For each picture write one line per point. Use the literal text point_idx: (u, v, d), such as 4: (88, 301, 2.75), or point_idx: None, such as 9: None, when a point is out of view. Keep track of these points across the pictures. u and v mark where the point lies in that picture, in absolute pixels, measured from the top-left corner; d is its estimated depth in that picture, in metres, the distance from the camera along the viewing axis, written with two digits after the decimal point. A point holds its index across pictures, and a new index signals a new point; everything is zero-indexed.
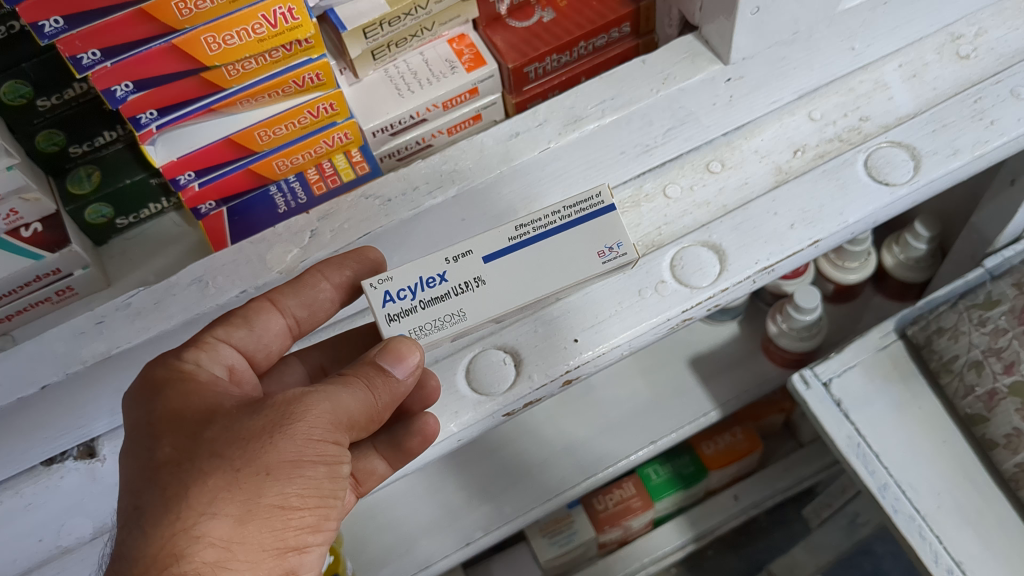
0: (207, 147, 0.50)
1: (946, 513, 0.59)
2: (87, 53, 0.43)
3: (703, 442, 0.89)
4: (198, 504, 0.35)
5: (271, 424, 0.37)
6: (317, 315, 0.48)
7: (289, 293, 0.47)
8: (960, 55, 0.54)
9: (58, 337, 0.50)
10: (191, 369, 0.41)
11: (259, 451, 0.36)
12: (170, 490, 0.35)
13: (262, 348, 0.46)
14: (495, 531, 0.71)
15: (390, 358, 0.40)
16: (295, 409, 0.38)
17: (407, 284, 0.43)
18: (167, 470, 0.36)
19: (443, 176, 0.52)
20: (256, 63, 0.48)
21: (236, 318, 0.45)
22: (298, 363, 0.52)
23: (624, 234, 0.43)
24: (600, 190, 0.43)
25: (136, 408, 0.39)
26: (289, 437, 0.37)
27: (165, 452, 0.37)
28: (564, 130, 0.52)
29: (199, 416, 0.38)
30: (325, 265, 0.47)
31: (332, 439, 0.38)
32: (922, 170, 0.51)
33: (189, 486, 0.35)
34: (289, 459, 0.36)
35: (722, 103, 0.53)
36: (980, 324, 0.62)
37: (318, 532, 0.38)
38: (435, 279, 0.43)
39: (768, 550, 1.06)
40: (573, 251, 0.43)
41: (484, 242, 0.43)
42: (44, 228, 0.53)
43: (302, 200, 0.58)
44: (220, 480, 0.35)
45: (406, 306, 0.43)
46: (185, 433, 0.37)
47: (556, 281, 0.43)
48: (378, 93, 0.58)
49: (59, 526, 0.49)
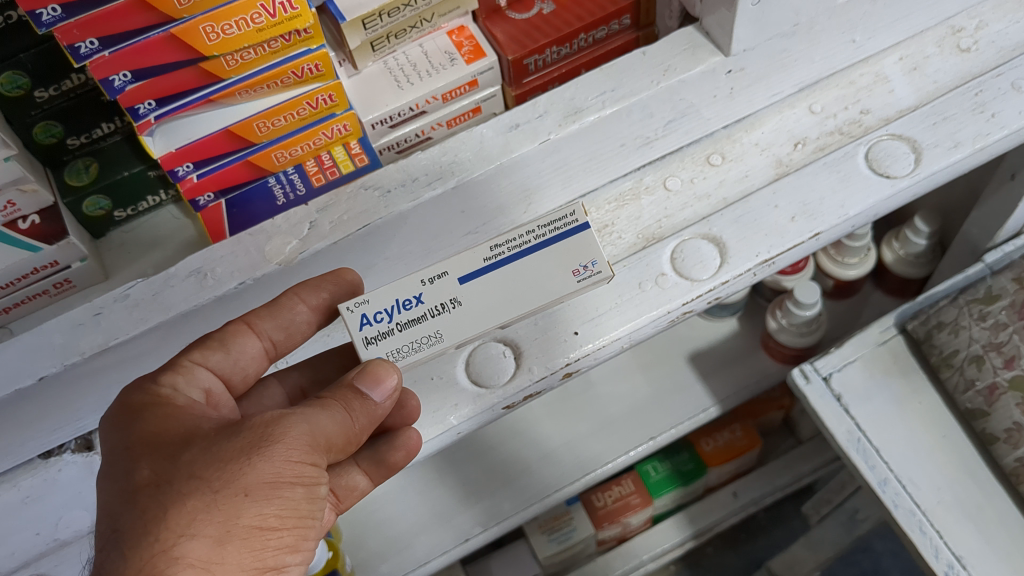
0: (206, 138, 0.50)
1: (946, 507, 0.58)
2: (85, 41, 0.43)
3: (703, 439, 0.88)
4: (177, 525, 0.34)
5: (249, 445, 0.37)
6: (294, 337, 0.48)
7: (266, 316, 0.46)
8: (961, 48, 0.54)
9: (56, 329, 0.49)
10: (169, 394, 0.41)
11: (238, 471, 0.36)
12: (149, 512, 0.35)
13: (239, 370, 0.46)
14: (494, 527, 0.70)
15: (367, 381, 0.41)
16: (273, 430, 0.37)
17: (384, 306, 0.44)
18: (146, 492, 0.36)
19: (442, 168, 0.51)
20: (255, 53, 0.48)
21: (212, 341, 0.45)
22: (276, 385, 0.52)
23: (597, 253, 0.44)
24: (573, 209, 0.43)
25: (114, 432, 0.39)
26: (267, 458, 0.37)
27: (143, 475, 0.36)
28: (564, 122, 0.52)
29: (177, 438, 0.38)
30: (302, 287, 0.47)
31: (309, 460, 0.38)
32: (922, 163, 0.51)
33: (168, 508, 0.35)
34: (267, 480, 0.36)
35: (722, 95, 0.53)
36: (980, 319, 0.62)
37: (296, 552, 0.38)
38: (411, 301, 0.44)
39: (768, 548, 1.06)
40: (546, 271, 0.44)
41: (459, 263, 0.44)
42: (41, 219, 0.53)
43: (300, 193, 0.57)
44: (199, 501, 0.35)
45: (383, 329, 0.44)
46: (163, 456, 0.37)
47: (530, 300, 0.44)
48: (378, 85, 0.58)
49: (57, 518, 0.49)
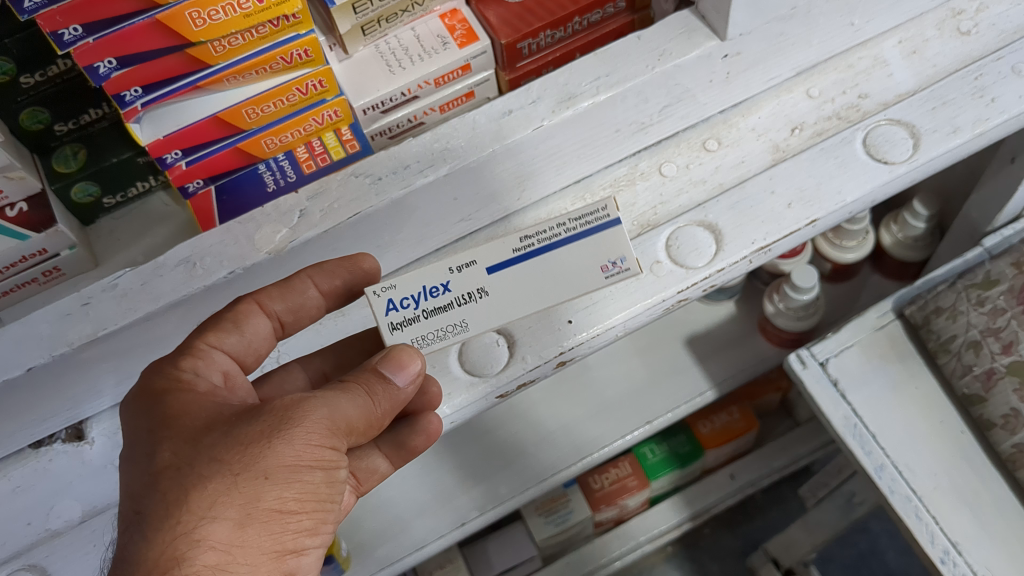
0: (194, 125, 0.49)
1: (942, 493, 0.58)
2: (68, 28, 0.42)
3: (698, 421, 0.88)
4: (198, 508, 0.34)
5: (270, 428, 0.36)
6: (302, 319, 0.48)
7: (276, 297, 0.46)
8: (961, 31, 0.53)
9: (42, 319, 0.47)
10: (189, 379, 0.40)
11: (258, 454, 0.35)
12: (170, 495, 0.35)
13: (252, 352, 0.45)
14: (489, 512, 0.70)
15: (391, 366, 0.41)
16: (294, 413, 0.37)
17: (411, 292, 0.43)
18: (168, 474, 0.35)
19: (433, 155, 0.49)
20: (243, 39, 0.47)
21: (225, 323, 0.44)
22: (299, 369, 0.51)
23: (627, 249, 0.43)
24: (606, 203, 0.43)
25: (138, 417, 0.39)
26: (287, 442, 0.36)
27: (165, 457, 0.36)
28: (557, 108, 0.50)
29: (199, 422, 0.38)
30: (316, 270, 0.47)
31: (330, 444, 0.38)
32: (921, 148, 0.50)
33: (189, 491, 0.35)
34: (287, 464, 0.36)
35: (719, 80, 0.52)
36: (979, 303, 0.61)
37: (315, 535, 0.38)
38: (438, 289, 0.43)
39: (764, 529, 1.06)
40: (575, 263, 0.43)
41: (488, 253, 0.43)
42: (29, 207, 0.52)
43: (291, 179, 0.55)
44: (220, 484, 0.35)
45: (409, 315, 0.43)
46: (184, 439, 0.37)
47: (558, 294, 0.43)
48: (369, 70, 0.55)
49: (47, 509, 0.50)
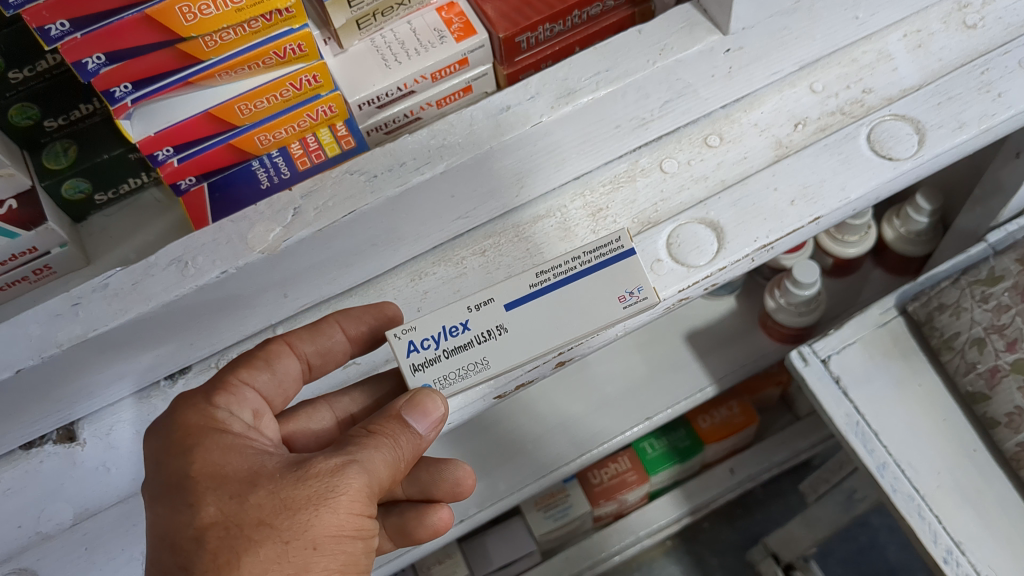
0: (186, 121, 0.48)
1: (946, 492, 0.58)
2: (55, 23, 0.41)
3: (698, 416, 0.87)
4: (249, 574, 0.36)
5: (316, 494, 0.38)
6: (328, 363, 0.49)
7: (306, 338, 0.47)
8: (967, 24, 0.52)
9: (32, 319, 0.45)
10: (224, 419, 0.42)
11: (306, 522, 0.37)
12: (221, 556, 0.36)
13: (281, 391, 0.47)
14: (490, 508, 0.70)
15: (415, 414, 0.40)
16: (337, 480, 0.38)
17: (430, 333, 0.42)
18: (215, 533, 0.37)
19: (431, 151, 0.47)
20: (235, 34, 0.46)
21: (257, 360, 0.45)
22: (326, 410, 0.50)
23: (644, 279, 0.42)
24: (620, 235, 0.42)
25: (174, 460, 0.40)
26: (333, 511, 0.38)
27: (209, 513, 0.38)
28: (557, 104, 0.47)
29: (241, 476, 0.39)
30: (344, 316, 0.48)
31: (368, 512, 0.39)
32: (926, 144, 0.50)
33: (240, 555, 0.36)
34: (332, 533, 0.38)
35: (721, 75, 0.50)
36: (982, 300, 0.60)
37: None
38: (458, 328, 0.42)
39: (764, 524, 1.06)
40: (592, 297, 0.42)
41: (505, 289, 0.42)
42: (18, 205, 0.51)
43: (285, 176, 0.54)
44: (271, 551, 0.36)
45: (430, 355, 0.42)
46: (228, 493, 0.38)
47: (576, 327, 0.42)
48: (364, 65, 0.54)
49: (38, 511, 0.50)
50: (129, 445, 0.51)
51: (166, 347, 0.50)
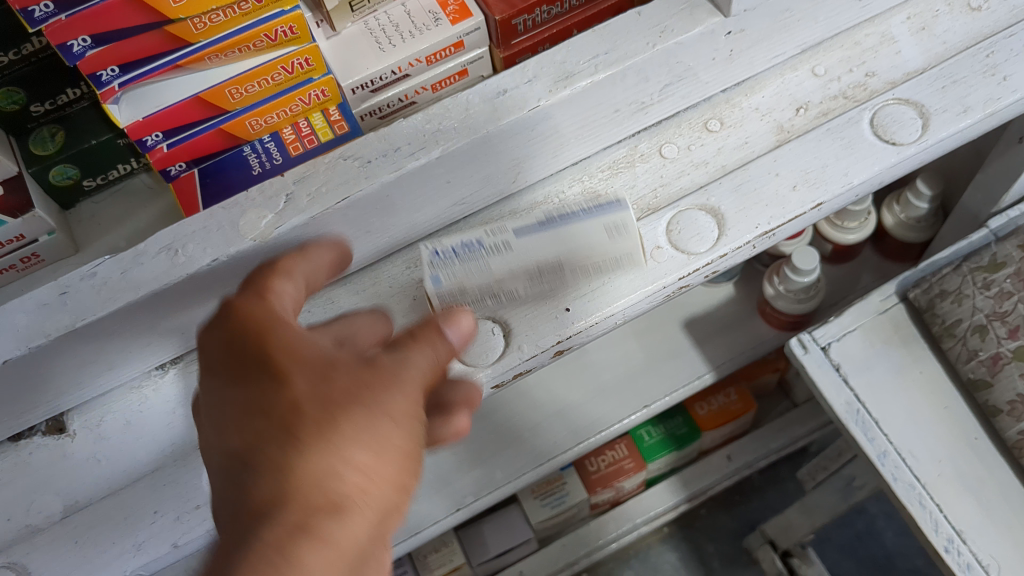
0: (175, 106, 0.47)
1: (946, 481, 0.57)
2: (39, 5, 0.40)
3: (697, 403, 0.86)
4: (345, 443, 0.30)
5: (388, 375, 0.32)
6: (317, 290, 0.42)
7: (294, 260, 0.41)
8: (971, 6, 0.52)
9: (18, 310, 0.44)
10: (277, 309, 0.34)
11: (386, 398, 0.32)
12: (312, 422, 0.30)
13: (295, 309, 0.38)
14: (486, 496, 0.69)
15: (446, 322, 0.36)
16: (405, 370, 0.33)
17: (451, 244, 0.46)
18: (300, 402, 0.30)
19: (426, 137, 0.46)
20: (224, 15, 0.45)
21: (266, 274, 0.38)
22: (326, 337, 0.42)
23: (630, 223, 0.47)
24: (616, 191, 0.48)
25: (219, 347, 0.32)
26: (407, 391, 0.32)
27: (293, 384, 0.31)
28: (556, 87, 0.46)
29: (313, 352, 0.32)
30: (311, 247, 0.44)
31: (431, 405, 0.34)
32: (929, 129, 0.49)
33: (334, 422, 0.30)
34: (409, 412, 0.32)
35: (722, 58, 0.49)
36: (985, 287, 0.60)
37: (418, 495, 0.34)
38: (474, 243, 0.46)
39: (762, 510, 1.06)
40: (589, 235, 0.46)
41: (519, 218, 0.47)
42: (6, 191, 0.50)
43: (277, 161, 0.53)
44: (361, 421, 0.31)
45: (445, 261, 0.46)
46: (306, 367, 0.31)
47: (572, 257, 0.46)
48: (357, 47, 0.52)
49: (27, 503, 0.49)
50: (118, 436, 0.51)
51: (157, 336, 0.49)
